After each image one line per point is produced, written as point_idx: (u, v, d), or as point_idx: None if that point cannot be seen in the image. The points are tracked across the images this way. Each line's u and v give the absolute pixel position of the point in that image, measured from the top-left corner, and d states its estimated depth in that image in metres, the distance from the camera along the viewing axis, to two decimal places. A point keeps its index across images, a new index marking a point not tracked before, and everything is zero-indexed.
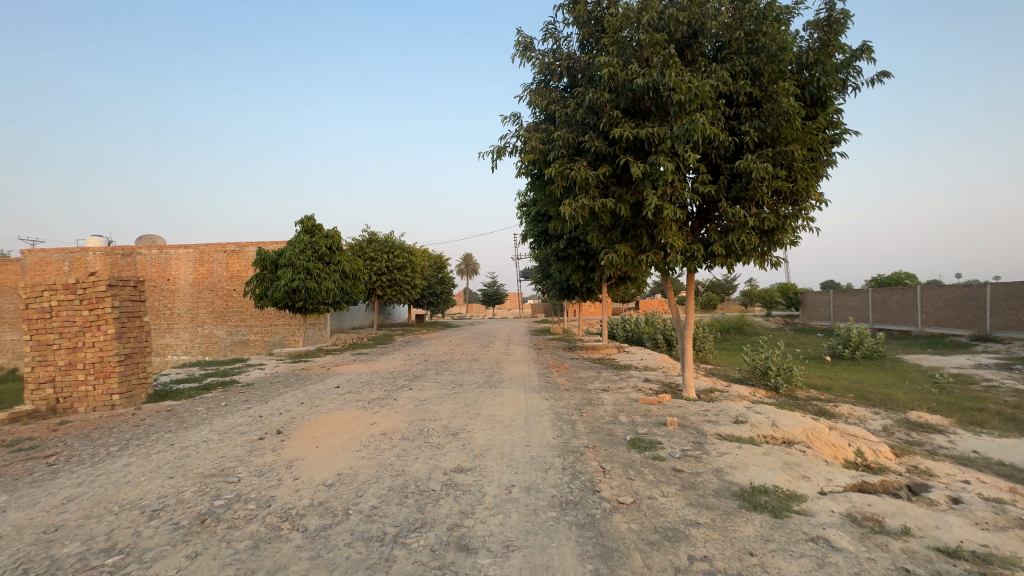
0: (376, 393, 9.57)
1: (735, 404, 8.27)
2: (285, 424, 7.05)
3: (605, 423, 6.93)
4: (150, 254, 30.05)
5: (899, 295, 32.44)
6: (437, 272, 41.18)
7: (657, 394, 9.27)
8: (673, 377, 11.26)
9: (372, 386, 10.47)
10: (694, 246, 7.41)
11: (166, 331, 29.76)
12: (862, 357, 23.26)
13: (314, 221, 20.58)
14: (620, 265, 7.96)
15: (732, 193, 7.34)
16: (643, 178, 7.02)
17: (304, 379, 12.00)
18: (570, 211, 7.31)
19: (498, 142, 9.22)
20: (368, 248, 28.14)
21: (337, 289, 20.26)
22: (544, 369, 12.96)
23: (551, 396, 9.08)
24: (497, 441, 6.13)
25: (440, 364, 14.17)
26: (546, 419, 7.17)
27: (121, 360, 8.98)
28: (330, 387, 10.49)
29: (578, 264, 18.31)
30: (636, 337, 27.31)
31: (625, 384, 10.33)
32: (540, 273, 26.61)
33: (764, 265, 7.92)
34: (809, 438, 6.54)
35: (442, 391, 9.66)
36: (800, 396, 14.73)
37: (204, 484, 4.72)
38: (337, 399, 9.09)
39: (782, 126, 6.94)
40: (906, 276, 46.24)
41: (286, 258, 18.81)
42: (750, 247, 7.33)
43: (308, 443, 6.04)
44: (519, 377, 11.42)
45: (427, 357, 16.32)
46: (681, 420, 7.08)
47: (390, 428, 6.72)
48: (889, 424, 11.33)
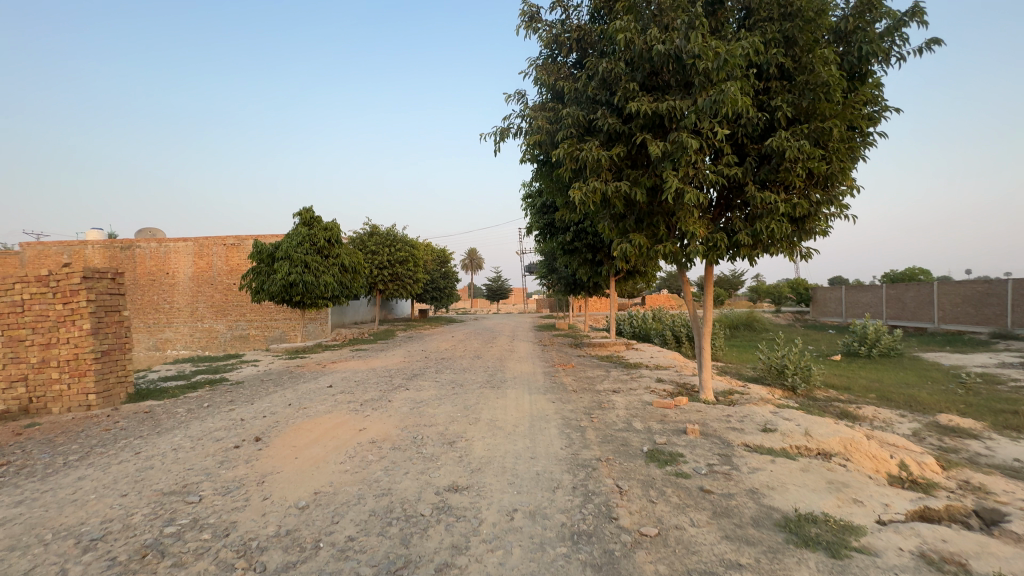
0: (370, 394, 8.95)
1: (760, 408, 7.57)
2: (266, 430, 6.43)
3: (619, 431, 6.26)
4: (149, 247, 29.63)
5: (915, 291, 31.44)
6: (440, 267, 40.60)
7: (672, 397, 8.58)
8: (688, 377, 10.57)
9: (367, 385, 9.85)
10: (716, 236, 6.72)
11: (166, 325, 29.42)
12: (879, 355, 22.43)
13: (313, 213, 19.96)
14: (634, 256, 7.27)
15: (760, 175, 6.62)
16: (662, 159, 6.32)
17: (298, 377, 11.41)
18: (580, 196, 6.63)
19: (501, 123, 8.51)
20: (369, 241, 27.53)
21: (336, 283, 19.69)
22: (551, 367, 12.31)
23: (558, 398, 8.41)
24: (498, 451, 5.47)
25: (441, 362, 13.55)
26: (552, 426, 6.50)
27: (98, 357, 8.40)
28: (323, 386, 9.88)
29: (585, 257, 17.62)
30: (644, 334, 26.61)
31: (636, 385, 9.65)
32: (546, 268, 25.89)
33: (792, 256, 7.20)
34: (848, 450, 5.84)
35: (440, 392, 9.02)
36: (819, 397, 13.98)
37: (160, 504, 4.09)
38: (327, 400, 8.47)
39: (820, 100, 6.19)
40: (920, 272, 45.16)
41: (283, 250, 18.21)
42: (780, 236, 6.62)
43: (287, 453, 5.41)
44: (523, 376, 10.76)
45: (427, 354, 15.68)
46: (703, 428, 6.39)
47: (380, 435, 6.07)
48: (919, 428, 10.58)
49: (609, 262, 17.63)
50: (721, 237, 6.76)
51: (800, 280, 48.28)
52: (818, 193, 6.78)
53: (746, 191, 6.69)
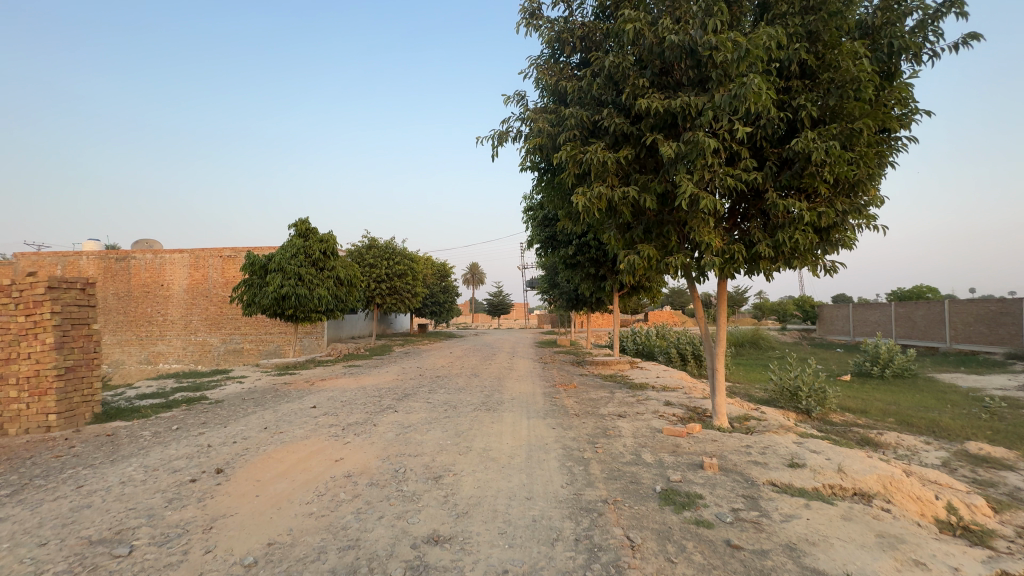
0: (355, 416, 8.26)
1: (781, 437, 6.85)
2: (232, 459, 5.74)
3: (627, 465, 5.55)
4: (144, 259, 29.18)
5: (925, 309, 30.65)
6: (440, 280, 40.09)
7: (683, 423, 7.85)
8: (698, 401, 9.83)
9: (354, 406, 9.17)
10: (734, 247, 6.11)
11: (158, 338, 28.82)
12: (893, 376, 21.63)
13: (309, 225, 19.50)
14: (642, 268, 6.67)
15: (782, 180, 6.04)
16: (674, 161, 5.76)
17: (282, 396, 10.73)
18: (583, 202, 6.06)
19: (499, 126, 7.99)
20: (368, 254, 27.02)
21: (331, 297, 19.08)
22: (551, 387, 11.59)
23: (558, 423, 7.70)
24: (489, 490, 4.76)
25: (436, 380, 12.85)
26: (552, 458, 5.79)
27: (60, 374, 7.75)
28: (307, 407, 9.20)
29: (588, 272, 17.06)
30: (648, 351, 25.90)
31: (643, 409, 8.93)
32: (548, 283, 25.29)
33: (816, 270, 6.58)
34: (888, 490, 5.11)
35: (431, 415, 8.31)
36: (836, 421, 13.20)
37: (80, 559, 3.41)
38: (307, 424, 7.77)
39: (847, 98, 5.64)
40: (928, 290, 44.45)
41: (276, 262, 17.67)
42: (804, 247, 6.01)
43: (247, 490, 4.72)
44: (522, 397, 10.04)
45: (422, 372, 14.97)
46: (721, 462, 5.67)
47: (358, 468, 5.38)
48: (948, 458, 9.81)
49: (612, 277, 17.08)
50: (740, 248, 6.15)
51: (806, 297, 47.47)
52: (843, 200, 6.20)
53: (766, 198, 6.11)
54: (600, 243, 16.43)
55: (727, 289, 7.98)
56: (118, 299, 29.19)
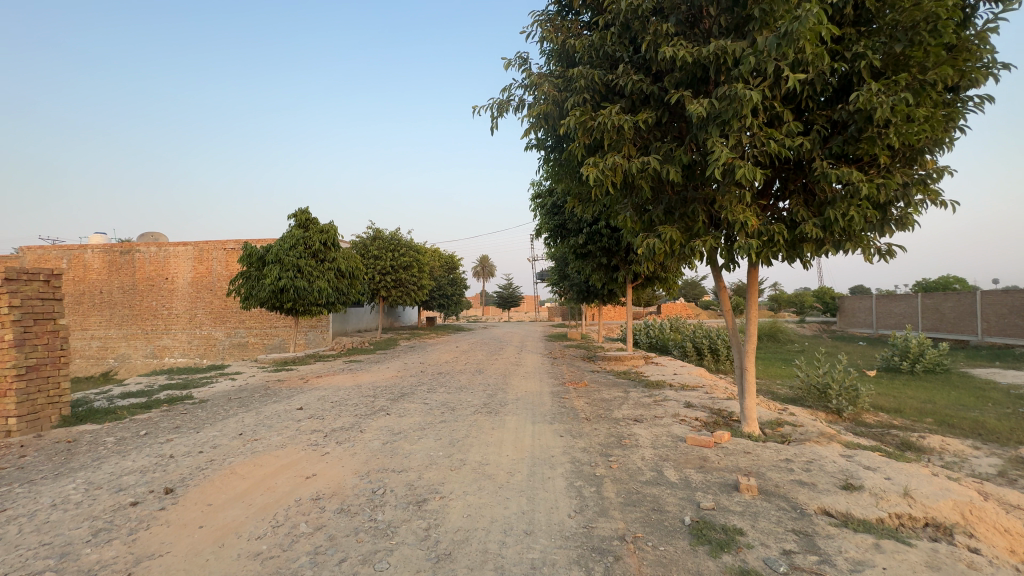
0: (342, 420, 7.48)
1: (825, 448, 5.90)
2: (189, 476, 4.98)
3: (647, 486, 4.68)
4: (148, 252, 28.83)
5: (954, 301, 29.14)
6: (448, 273, 39.42)
7: (710, 430, 6.94)
8: (723, 402, 8.90)
9: (345, 408, 8.43)
10: (777, 228, 5.16)
11: (164, 332, 28.54)
12: (924, 371, 20.43)
13: (309, 215, 18.85)
14: (663, 254, 5.77)
15: (832, 148, 5.07)
16: (704, 123, 4.83)
17: (271, 395, 10.04)
18: (595, 174, 5.17)
19: (499, 95, 7.11)
20: (372, 245, 26.34)
21: (332, 289, 18.42)
22: (560, 386, 10.72)
23: (567, 429, 6.83)
24: (481, 520, 3.92)
25: (437, 378, 12.07)
26: (558, 476, 4.93)
27: (21, 374, 7.08)
28: (292, 409, 8.45)
29: (599, 262, 16.20)
30: (662, 345, 24.99)
31: (661, 412, 8.03)
32: (557, 275, 24.38)
33: (869, 256, 5.60)
34: (969, 520, 4.16)
35: (425, 419, 7.50)
36: (870, 422, 12.18)
37: None
38: (288, 429, 7.01)
39: (917, 42, 4.66)
40: (956, 280, 42.68)
41: (273, 254, 17.01)
42: (859, 226, 5.03)
43: (192, 519, 3.94)
44: (527, 398, 9.17)
45: (424, 367, 14.21)
46: (760, 483, 4.77)
47: (330, 488, 4.58)
48: (1004, 465, 8.80)
49: (625, 267, 16.17)
50: (782, 229, 5.19)
51: (828, 289, 45.73)
52: (904, 171, 5.21)
53: (813, 168, 5.14)
54: (613, 232, 15.49)
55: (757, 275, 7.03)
56: (122, 292, 28.93)
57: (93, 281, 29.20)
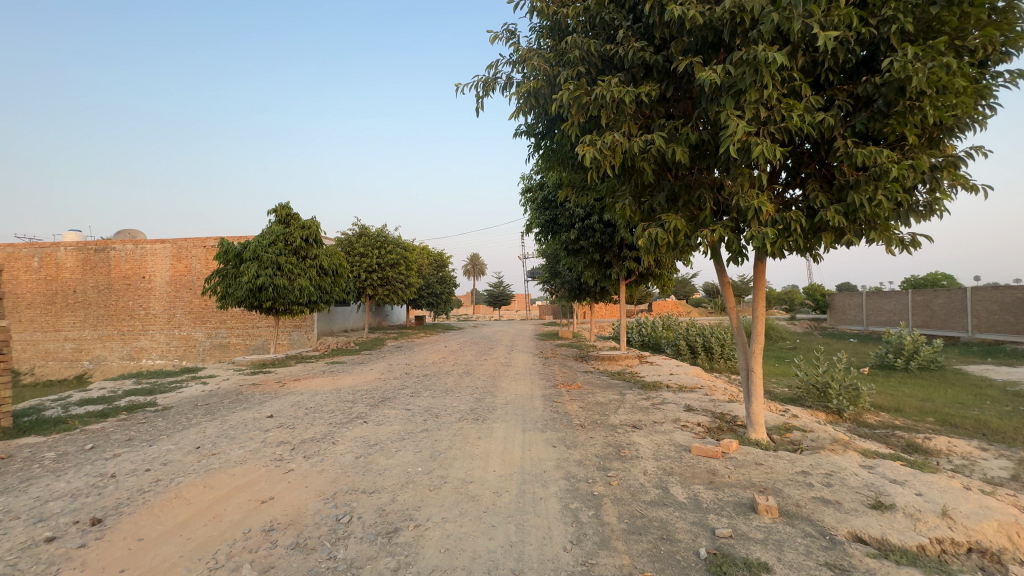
0: (314, 429, 6.81)
1: (843, 459, 5.38)
2: (127, 502, 4.31)
3: (654, 508, 4.10)
4: (124, 250, 27.74)
5: (944, 297, 29.09)
6: (437, 271, 38.73)
7: (715, 437, 6.42)
8: (725, 405, 8.39)
9: (320, 415, 7.78)
10: (794, 215, 4.64)
11: (141, 333, 27.50)
12: (918, 368, 20.21)
13: (290, 210, 18.12)
14: (666, 244, 5.23)
15: (856, 125, 4.53)
16: (715, 94, 4.27)
17: (243, 401, 9.34)
18: (592, 154, 4.60)
19: (485, 71, 6.51)
20: (358, 243, 25.59)
21: (314, 287, 17.69)
22: (552, 388, 10.15)
23: (561, 438, 6.24)
24: (461, 556, 3.31)
25: (422, 380, 11.43)
26: (552, 497, 4.32)
27: None
28: (262, 417, 7.76)
29: (592, 258, 15.74)
30: (655, 343, 24.60)
31: (661, 417, 7.49)
32: (549, 272, 23.86)
33: (891, 249, 5.08)
34: (1019, 545, 3.64)
35: (405, 428, 6.87)
36: (872, 423, 11.78)
37: None
38: (253, 440, 6.34)
39: (954, 4, 4.12)
40: (943, 277, 42.95)
41: (251, 250, 16.24)
42: (885, 213, 4.50)
43: (114, 561, 3.29)
44: (517, 402, 8.56)
45: (410, 369, 13.55)
46: (780, 502, 4.22)
47: (287, 517, 3.94)
48: (1017, 469, 8.38)
49: (618, 263, 15.70)
50: (800, 217, 4.67)
51: (818, 286, 45.73)
52: (934, 153, 4.68)
53: (834, 148, 4.60)
54: (606, 227, 15.00)
55: (764, 268, 6.50)
56: (97, 292, 27.82)
57: (66, 280, 28.05)
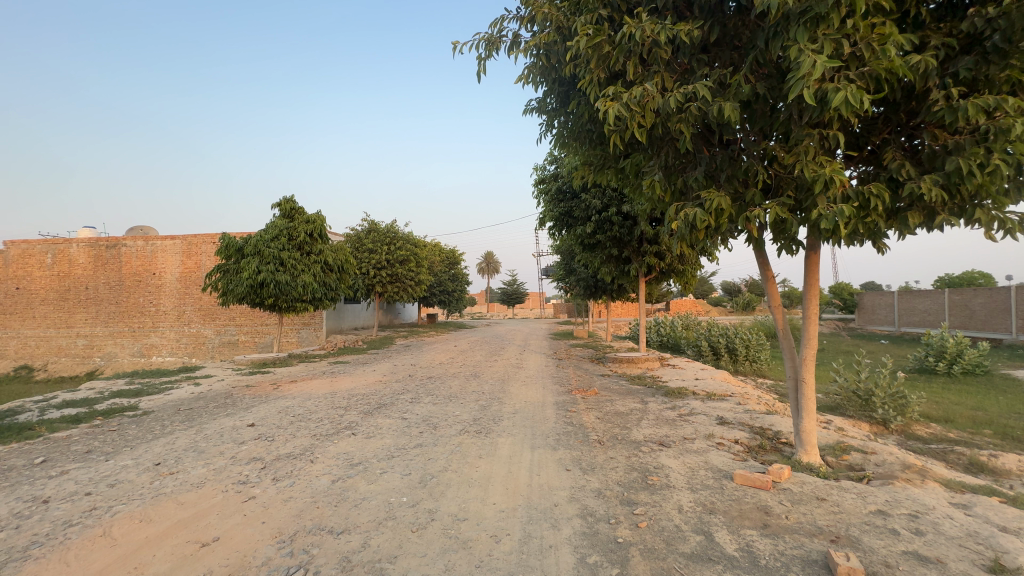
0: (294, 442, 5.99)
1: (926, 494, 4.34)
2: (40, 541, 3.50)
3: (697, 567, 3.15)
4: (135, 246, 27.57)
5: (985, 297, 27.29)
6: (449, 268, 38.07)
7: (760, 460, 5.45)
8: (764, 417, 7.36)
9: (307, 424, 6.98)
10: (877, 188, 3.66)
11: (151, 330, 27.34)
12: (962, 373, 18.72)
13: (294, 203, 17.48)
14: (704, 227, 4.31)
15: (960, 71, 3.53)
16: (781, 27, 3.31)
17: (230, 406, 8.60)
18: (616, 110, 3.68)
19: (489, 29, 5.64)
20: (367, 239, 24.95)
21: (318, 284, 17.05)
22: (566, 394, 9.22)
23: (577, 459, 5.32)
24: None
25: (425, 383, 10.61)
26: (566, 547, 3.39)
27: None
28: (242, 425, 6.99)
29: (609, 253, 14.73)
30: (674, 344, 23.57)
31: (691, 432, 6.52)
32: (563, 268, 22.85)
33: (993, 234, 4.03)
34: None
35: (397, 442, 6.01)
36: (922, 436, 10.59)
37: None
38: (223, 455, 5.54)
39: None
40: (980, 276, 40.80)
41: (252, 245, 15.65)
42: (998, 183, 3.48)
43: None
44: (527, 411, 7.65)
45: (414, 371, 12.74)
46: (863, 561, 3.23)
47: (228, 570, 3.10)
48: None
49: (637, 258, 14.66)
50: (884, 191, 3.67)
51: (845, 286, 43.75)
52: None
53: (929, 104, 3.61)
54: (624, 220, 13.99)
55: (817, 261, 5.50)
56: (109, 288, 27.72)
57: (78, 276, 28.03)
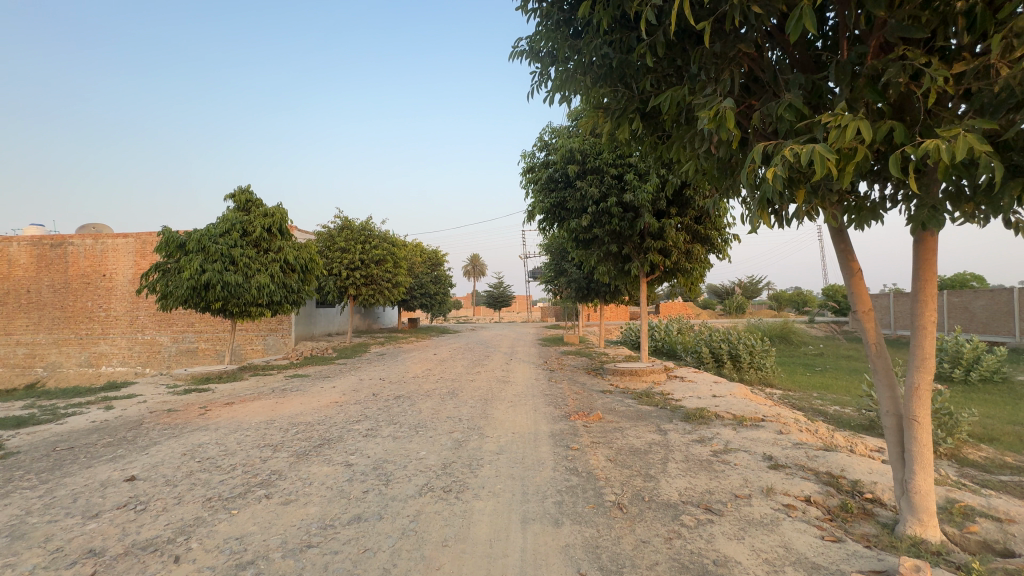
0: (169, 517, 4.03)
1: None
2: None
3: None
4: (83, 245, 25.00)
5: (987, 299, 26.19)
6: (431, 269, 36.15)
7: (871, 544, 3.67)
8: (827, 456, 5.60)
9: (210, 477, 5.00)
10: None
11: (101, 337, 24.86)
12: (980, 380, 17.35)
13: (250, 194, 15.42)
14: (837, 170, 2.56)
15: None
16: None
17: (126, 443, 6.54)
18: None
19: None
20: (339, 237, 22.89)
21: (277, 285, 14.99)
22: (564, 420, 7.39)
23: (593, 548, 3.47)
24: None
25: (390, 405, 8.67)
26: None
27: None
28: (117, 479, 4.98)
29: (608, 250, 12.95)
30: (670, 349, 22.03)
31: (741, 485, 4.75)
32: (553, 269, 21.05)
33: None
34: None
35: (326, 512, 4.10)
36: (979, 462, 8.94)
37: None
38: (46, 546, 3.56)
39: None
40: (972, 278, 40.16)
41: (196, 241, 13.53)
42: None
43: None
44: (515, 451, 5.80)
45: (382, 387, 10.80)
46: None
47: None
48: None
49: (639, 256, 12.94)
50: None
51: (838, 286, 42.52)
52: None
53: None
54: (624, 212, 12.32)
55: (933, 247, 3.87)
56: (53, 291, 25.11)
57: (19, 278, 25.37)
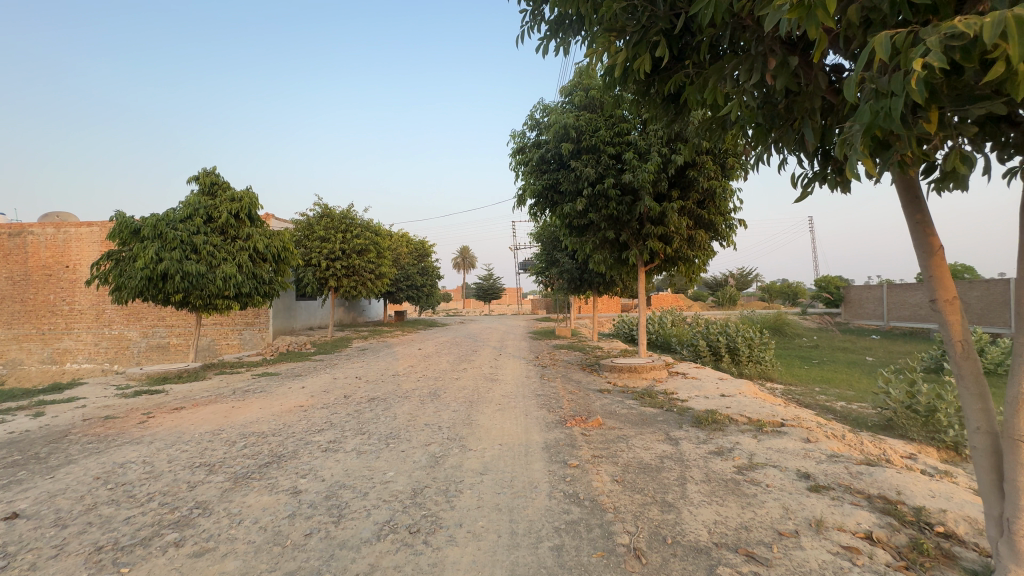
0: None
1: None
2: None
3: None
4: (44, 234, 23.42)
5: (982, 290, 25.68)
6: (417, 261, 34.91)
7: None
8: (876, 473, 4.69)
9: (115, 513, 3.94)
10: None
11: (64, 333, 23.35)
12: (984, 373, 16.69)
13: (216, 176, 14.17)
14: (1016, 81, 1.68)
15: None
16: None
17: (34, 461, 5.42)
18: None
19: None
20: (318, 225, 21.60)
21: (245, 276, 13.79)
22: (559, 428, 6.42)
23: None
24: None
25: (361, 410, 7.61)
26: None
27: None
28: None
29: (604, 237, 11.96)
30: (665, 342, 21.20)
31: (785, 517, 3.81)
32: (544, 259, 20.05)
33: None
34: None
35: (246, 569, 3.05)
36: None
37: None
38: None
39: None
40: (963, 268, 39.94)
41: (152, 226, 12.27)
42: None
43: None
44: (503, 470, 4.81)
45: (356, 388, 9.73)
46: None
47: None
48: None
49: (637, 243, 11.96)
50: None
51: (829, 277, 41.93)
52: None
53: None
54: (622, 195, 11.34)
55: None
56: (12, 284, 23.52)
57: None
